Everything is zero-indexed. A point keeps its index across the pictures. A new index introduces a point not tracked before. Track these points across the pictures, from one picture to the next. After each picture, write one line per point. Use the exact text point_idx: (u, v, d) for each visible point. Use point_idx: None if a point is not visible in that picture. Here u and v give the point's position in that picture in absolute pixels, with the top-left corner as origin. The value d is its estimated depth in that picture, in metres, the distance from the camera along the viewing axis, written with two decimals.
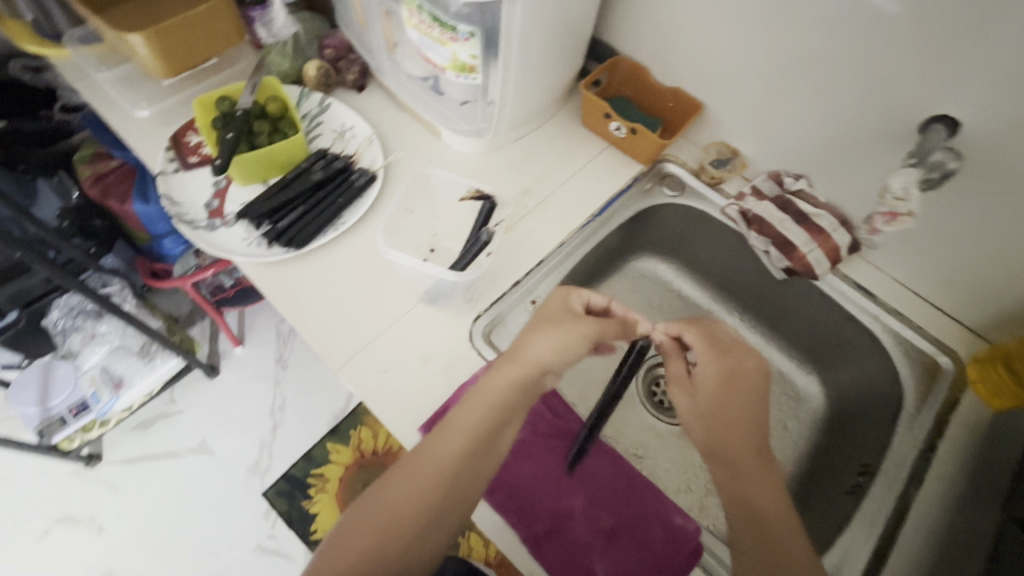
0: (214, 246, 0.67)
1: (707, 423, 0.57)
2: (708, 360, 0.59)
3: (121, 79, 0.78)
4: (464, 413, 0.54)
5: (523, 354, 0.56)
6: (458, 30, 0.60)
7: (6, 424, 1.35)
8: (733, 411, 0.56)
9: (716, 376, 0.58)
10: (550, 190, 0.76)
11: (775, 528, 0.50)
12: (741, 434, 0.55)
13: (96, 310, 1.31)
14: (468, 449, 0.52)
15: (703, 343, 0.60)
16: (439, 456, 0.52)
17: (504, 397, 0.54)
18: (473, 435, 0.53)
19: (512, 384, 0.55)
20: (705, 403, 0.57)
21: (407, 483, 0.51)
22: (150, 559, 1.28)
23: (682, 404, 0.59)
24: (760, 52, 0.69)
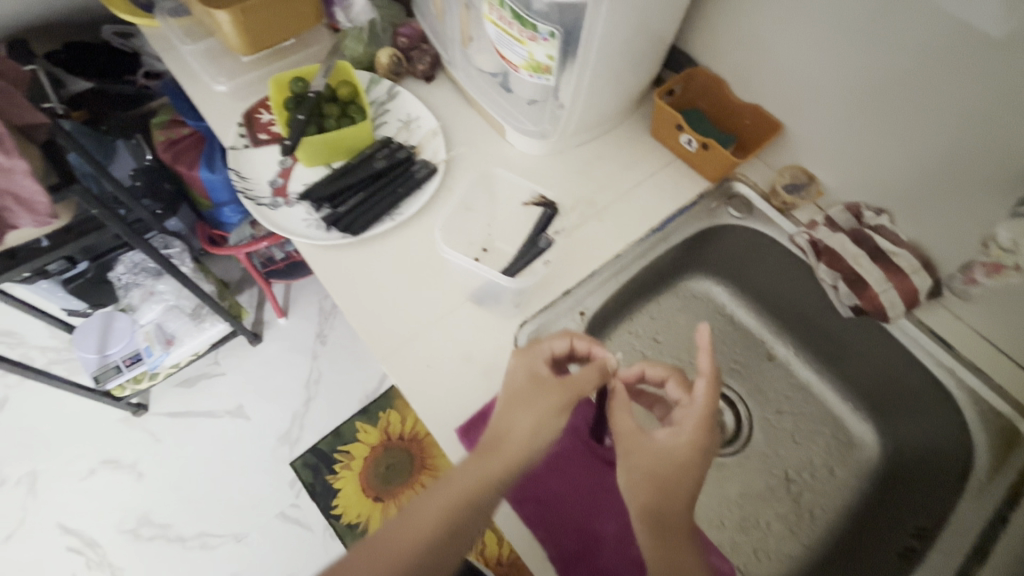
0: (275, 224, 0.68)
1: (655, 479, 0.53)
2: (693, 415, 0.55)
3: (204, 52, 0.81)
4: (431, 501, 0.49)
5: (510, 440, 0.52)
6: (538, 30, 0.59)
7: (67, 365, 1.44)
8: (679, 477, 0.53)
9: (691, 437, 0.54)
10: (610, 199, 0.74)
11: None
12: (678, 501, 0.52)
13: (156, 269, 1.38)
14: (428, 544, 0.47)
15: (701, 404, 0.55)
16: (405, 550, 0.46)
17: (479, 486, 0.49)
18: (437, 529, 0.47)
19: (488, 475, 0.50)
20: (675, 465, 0.53)
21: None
22: (181, 509, 1.34)
23: (644, 455, 0.54)
24: (847, 77, 0.65)
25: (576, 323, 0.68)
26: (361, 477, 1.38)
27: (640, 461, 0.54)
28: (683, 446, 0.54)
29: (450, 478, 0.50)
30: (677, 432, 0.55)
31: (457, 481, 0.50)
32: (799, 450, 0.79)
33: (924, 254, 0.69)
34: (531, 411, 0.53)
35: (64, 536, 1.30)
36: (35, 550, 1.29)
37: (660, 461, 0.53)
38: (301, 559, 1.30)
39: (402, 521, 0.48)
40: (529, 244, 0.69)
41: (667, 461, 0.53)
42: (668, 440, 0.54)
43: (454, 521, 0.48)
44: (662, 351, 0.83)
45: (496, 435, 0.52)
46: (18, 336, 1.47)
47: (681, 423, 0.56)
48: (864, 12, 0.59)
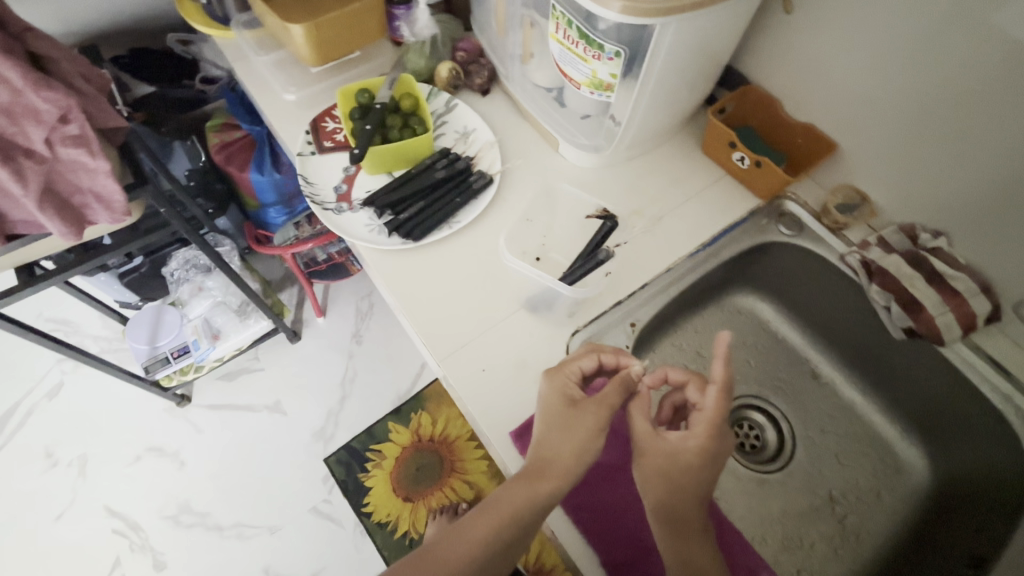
0: (341, 228, 0.72)
1: (665, 481, 0.54)
2: (703, 422, 0.55)
3: (275, 63, 0.85)
4: (479, 521, 0.53)
5: (552, 465, 0.54)
6: (604, 49, 0.60)
7: (118, 355, 1.51)
8: (688, 480, 0.54)
9: (700, 443, 0.55)
10: (660, 213, 0.75)
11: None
12: (688, 500, 0.54)
13: (206, 266, 1.43)
14: (476, 560, 0.52)
15: (709, 411, 0.55)
16: (456, 560, 0.52)
17: (521, 511, 0.53)
18: (483, 547, 0.52)
19: (531, 502, 0.53)
20: (684, 469, 0.54)
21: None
22: (219, 499, 1.38)
23: (654, 460, 0.55)
24: (901, 101, 0.65)
25: (626, 335, 0.70)
26: (392, 476, 1.41)
27: (652, 464, 0.55)
28: (693, 451, 0.55)
29: (496, 499, 0.54)
30: (688, 437, 0.55)
31: (503, 505, 0.53)
32: (844, 471, 0.78)
33: (983, 277, 0.68)
34: (569, 438, 0.55)
35: (109, 519, 1.36)
36: (82, 531, 1.35)
37: (670, 466, 0.54)
38: (332, 554, 1.33)
39: (454, 535, 0.54)
40: (587, 253, 0.70)
41: (677, 464, 0.54)
42: (677, 444, 0.55)
43: (500, 540, 0.53)
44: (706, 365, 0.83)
45: (540, 465, 0.54)
46: (73, 325, 1.54)
47: (693, 428, 0.56)
48: (924, 40, 0.60)
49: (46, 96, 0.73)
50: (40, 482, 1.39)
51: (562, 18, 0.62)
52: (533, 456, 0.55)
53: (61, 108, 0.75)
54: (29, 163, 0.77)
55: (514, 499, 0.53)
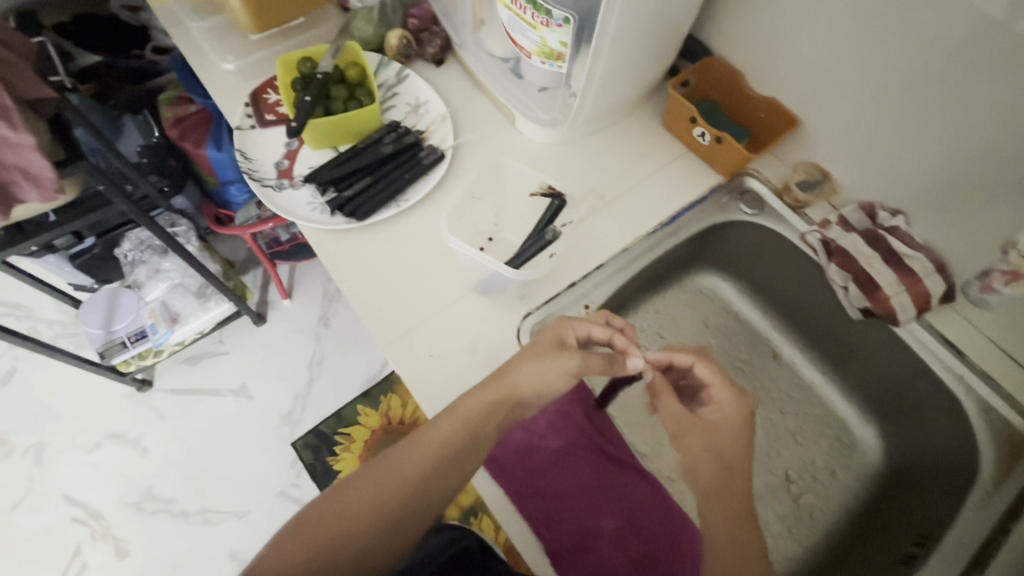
0: (281, 206, 0.68)
1: (717, 459, 0.53)
2: (719, 389, 0.55)
3: (212, 29, 0.79)
4: (437, 427, 0.52)
5: (510, 378, 0.55)
6: (552, 15, 0.57)
7: (74, 340, 1.45)
8: (736, 449, 0.54)
9: (733, 408, 0.55)
10: (617, 191, 0.73)
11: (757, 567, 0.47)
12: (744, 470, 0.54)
13: (161, 247, 1.37)
14: (435, 463, 0.51)
15: (717, 380, 0.55)
16: (411, 464, 0.51)
17: (479, 414, 0.53)
18: (442, 452, 0.51)
19: (491, 405, 0.54)
20: (727, 440, 0.54)
21: (366, 487, 0.49)
22: (184, 485, 1.36)
23: (697, 443, 0.55)
24: (866, 70, 0.63)
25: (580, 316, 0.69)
26: (361, 459, 1.39)
27: (696, 446, 0.54)
28: (726, 419, 0.55)
29: (453, 407, 0.54)
30: (714, 410, 0.56)
31: (462, 408, 0.54)
32: (800, 451, 0.79)
33: (939, 257, 0.67)
34: (543, 366, 0.55)
35: (69, 507, 1.32)
36: (41, 520, 1.31)
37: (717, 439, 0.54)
38: None
39: (411, 441, 0.52)
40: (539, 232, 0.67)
41: (720, 437, 0.54)
42: (711, 419, 0.56)
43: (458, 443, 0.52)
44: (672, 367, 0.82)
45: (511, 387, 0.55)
46: (25, 309, 1.48)
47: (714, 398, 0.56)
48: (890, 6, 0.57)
49: None
50: None
51: None
52: (498, 368, 0.56)
53: None
54: None
55: (473, 408, 0.53)
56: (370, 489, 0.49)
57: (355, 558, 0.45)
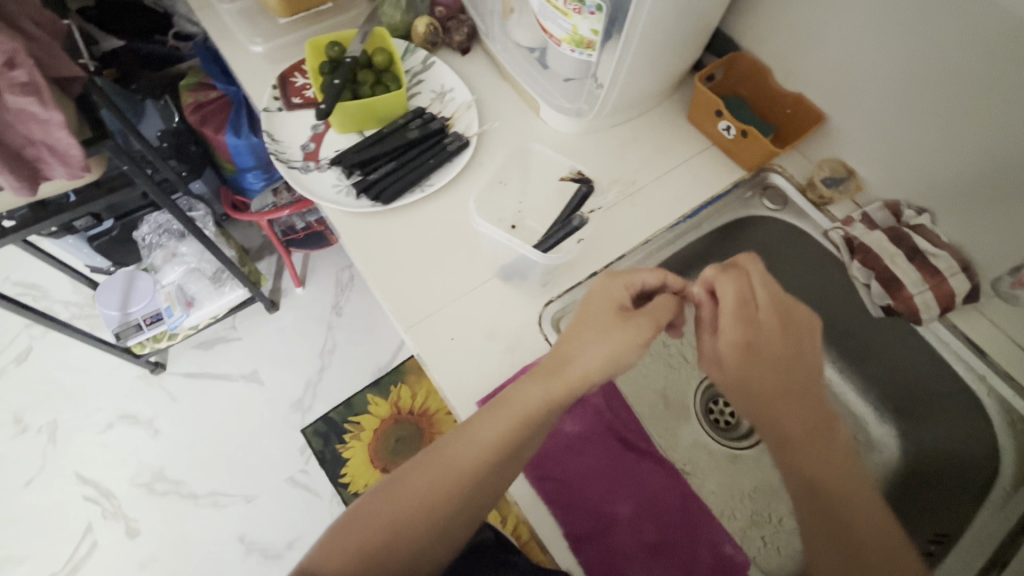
0: (306, 188, 0.68)
1: (743, 396, 0.56)
2: (727, 319, 0.56)
3: (240, 11, 0.79)
4: (493, 423, 0.54)
5: (575, 364, 0.55)
6: (585, 3, 0.57)
7: (90, 321, 1.47)
8: (758, 383, 0.54)
9: (732, 339, 0.56)
10: (640, 183, 0.73)
11: (836, 494, 0.50)
12: (789, 395, 0.54)
13: (179, 231, 1.39)
14: (492, 458, 0.53)
15: (730, 312, 0.56)
16: (465, 460, 0.53)
17: (539, 407, 0.54)
18: (496, 449, 0.53)
19: (551, 398, 0.54)
20: (744, 374, 0.55)
21: (424, 481, 0.53)
22: (194, 467, 1.37)
23: (718, 379, 0.58)
24: (897, 65, 0.62)
25: None
26: (370, 448, 1.40)
27: (722, 381, 0.57)
28: (734, 353, 0.56)
29: (512, 398, 0.55)
30: (722, 340, 0.57)
31: (514, 402, 0.54)
32: None
33: (964, 256, 0.67)
34: (609, 338, 0.55)
35: (81, 486, 1.34)
36: (52, 498, 1.32)
37: (742, 376, 0.55)
38: (307, 524, 1.33)
39: (452, 441, 0.54)
40: (565, 219, 0.67)
41: (735, 370, 0.56)
42: (723, 352, 0.57)
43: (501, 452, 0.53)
44: (691, 367, 0.82)
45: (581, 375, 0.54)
46: (42, 290, 1.50)
47: (722, 328, 0.57)
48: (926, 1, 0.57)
49: None
50: (9, 447, 1.36)
51: None
52: (558, 355, 0.56)
53: (6, 52, 0.69)
54: None
55: (531, 400, 0.54)
56: (426, 482, 0.53)
57: (413, 547, 0.50)
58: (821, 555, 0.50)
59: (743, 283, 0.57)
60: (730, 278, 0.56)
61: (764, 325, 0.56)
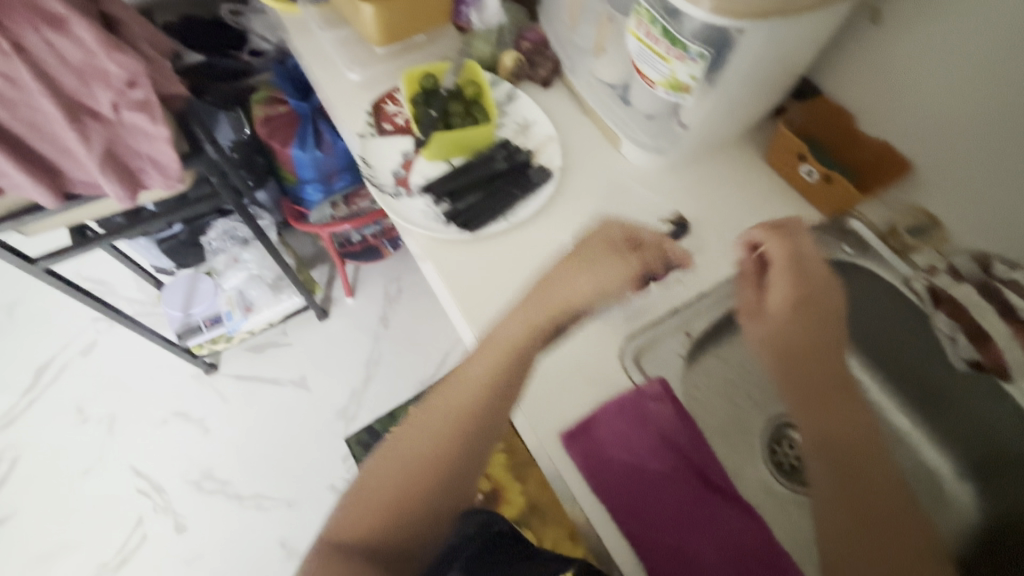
0: (399, 214, 0.71)
1: (775, 348, 0.59)
2: (777, 274, 0.61)
3: (339, 40, 0.83)
4: (478, 365, 0.58)
5: (557, 292, 0.59)
6: (688, 50, 0.58)
7: (152, 318, 1.53)
8: (797, 337, 0.58)
9: (779, 290, 0.60)
10: (719, 223, 0.74)
11: (863, 457, 0.52)
12: (820, 354, 0.58)
13: (242, 238, 1.44)
14: (483, 395, 0.57)
15: (783, 265, 0.61)
16: (457, 403, 0.57)
17: (521, 342, 0.57)
18: (484, 387, 0.57)
19: (533, 323, 0.58)
20: (782, 328, 0.59)
21: (424, 431, 0.56)
22: (241, 467, 1.41)
23: (753, 331, 0.62)
24: (987, 115, 0.63)
25: (681, 344, 0.67)
26: None
27: (756, 331, 0.61)
28: (778, 305, 0.60)
29: (495, 338, 0.58)
30: (773, 293, 0.61)
31: (497, 343, 0.58)
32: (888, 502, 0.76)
33: None
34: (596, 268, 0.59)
35: (134, 479, 1.39)
36: (107, 488, 1.38)
37: (772, 330, 0.60)
38: None
39: (446, 390, 0.58)
40: None
41: (774, 324, 0.60)
42: (771, 303, 0.61)
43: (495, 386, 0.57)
44: (758, 408, 0.81)
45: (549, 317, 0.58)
46: (110, 286, 1.57)
47: (773, 279, 0.61)
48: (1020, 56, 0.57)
49: (117, 58, 0.72)
50: (69, 436, 1.42)
51: (646, 15, 0.59)
52: (542, 281, 0.60)
53: (130, 73, 0.74)
54: (94, 124, 0.77)
55: (512, 330, 0.58)
56: (427, 433, 0.56)
57: (427, 494, 0.54)
58: (833, 512, 0.50)
59: (794, 243, 0.62)
60: (776, 238, 0.61)
61: (814, 281, 0.60)
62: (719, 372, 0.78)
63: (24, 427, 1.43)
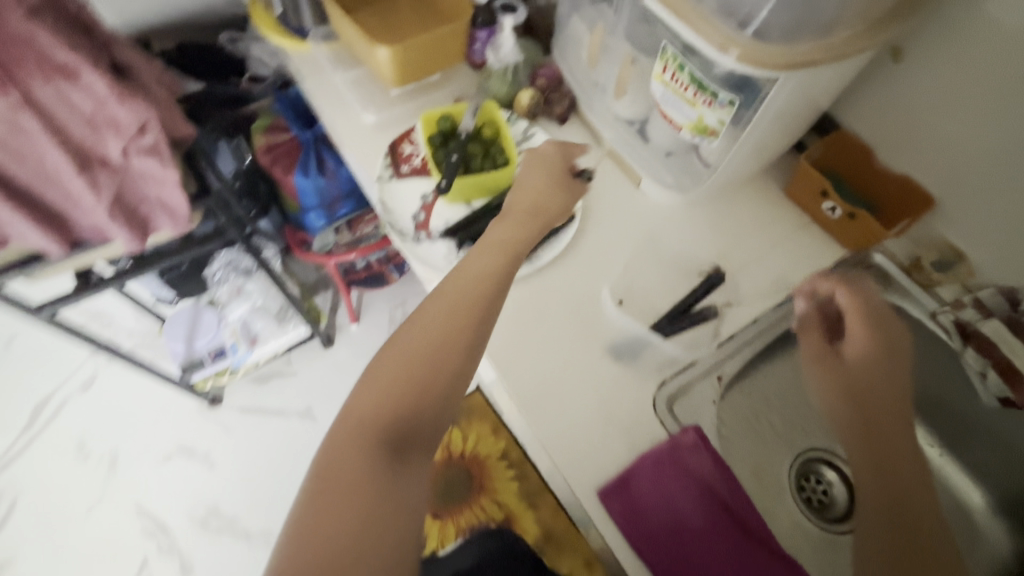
0: (422, 261, 0.70)
1: (847, 394, 0.58)
2: (853, 322, 0.61)
3: (352, 80, 0.82)
4: (483, 256, 0.58)
5: (517, 202, 0.64)
6: (717, 96, 0.57)
7: (152, 351, 1.49)
8: (869, 385, 0.58)
9: (858, 337, 0.60)
10: (744, 260, 0.73)
11: (910, 501, 0.50)
12: (894, 409, 0.56)
13: (248, 267, 1.40)
14: (490, 279, 0.56)
15: (855, 313, 0.61)
16: (461, 291, 0.55)
17: (517, 237, 0.61)
18: (493, 271, 0.57)
19: (513, 229, 0.62)
20: (854, 377, 0.58)
21: (433, 321, 0.53)
22: (248, 503, 1.37)
23: (822, 376, 0.60)
24: (1011, 149, 0.62)
25: (715, 390, 0.66)
26: None
27: (827, 376, 0.60)
28: (856, 351, 0.59)
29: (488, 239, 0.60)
30: (850, 340, 0.60)
31: (492, 242, 0.60)
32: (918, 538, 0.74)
33: None
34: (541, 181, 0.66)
35: (138, 519, 1.35)
36: (110, 529, 1.34)
37: (841, 379, 0.59)
38: None
39: (449, 283, 0.57)
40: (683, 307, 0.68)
41: (851, 373, 0.59)
42: (848, 350, 0.60)
43: (502, 266, 0.58)
44: (784, 443, 0.79)
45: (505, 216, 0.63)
46: (106, 318, 1.52)
47: (850, 327, 0.61)
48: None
49: (128, 107, 0.70)
50: (68, 476, 1.38)
51: (673, 60, 0.59)
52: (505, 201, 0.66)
53: (141, 120, 0.72)
54: (103, 172, 0.75)
55: (501, 231, 0.61)
56: (436, 325, 0.53)
57: (443, 387, 0.50)
58: (872, 549, 0.48)
59: (862, 295, 0.62)
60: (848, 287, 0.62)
61: (887, 332, 0.60)
62: (746, 409, 0.77)
63: (22, 469, 1.39)
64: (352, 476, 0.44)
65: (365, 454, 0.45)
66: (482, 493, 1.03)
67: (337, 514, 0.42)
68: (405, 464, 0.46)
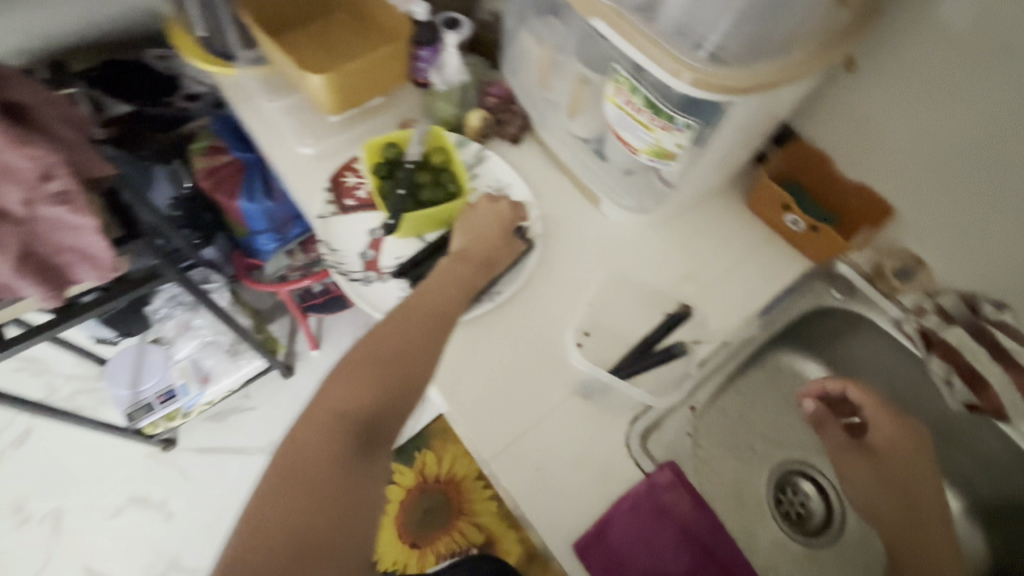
0: (372, 304, 0.66)
1: (885, 483, 0.64)
2: (878, 416, 0.65)
3: (287, 108, 0.76)
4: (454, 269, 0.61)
5: (468, 249, 0.63)
6: (674, 121, 0.54)
7: (94, 396, 1.38)
8: (905, 474, 0.64)
9: (887, 430, 0.65)
10: (711, 279, 0.71)
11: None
12: (924, 498, 0.62)
13: (193, 302, 1.32)
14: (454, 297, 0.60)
15: (876, 408, 0.65)
16: (430, 305, 0.58)
17: (474, 276, 0.62)
18: (460, 287, 0.60)
19: (464, 273, 0.61)
20: (891, 469, 0.64)
21: (403, 329, 0.55)
22: (211, 551, 1.29)
23: (856, 471, 0.66)
24: (965, 155, 0.61)
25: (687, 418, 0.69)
26: None
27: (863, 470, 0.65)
28: (885, 443, 0.65)
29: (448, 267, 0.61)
30: (876, 432, 0.66)
31: (451, 275, 0.61)
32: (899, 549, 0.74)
33: None
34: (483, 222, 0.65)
35: None
36: None
37: (877, 472, 0.65)
38: None
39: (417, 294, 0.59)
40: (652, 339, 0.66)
41: (887, 465, 0.65)
42: (876, 443, 0.66)
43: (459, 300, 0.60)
44: (762, 459, 0.78)
45: (461, 250, 0.63)
46: (42, 363, 1.41)
47: (875, 421, 0.65)
48: (999, 98, 0.56)
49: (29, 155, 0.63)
50: (8, 541, 1.27)
51: (625, 83, 0.56)
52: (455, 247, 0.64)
53: (44, 165, 0.65)
54: (5, 227, 0.67)
55: (455, 272, 0.61)
56: (403, 334, 0.55)
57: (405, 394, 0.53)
58: None
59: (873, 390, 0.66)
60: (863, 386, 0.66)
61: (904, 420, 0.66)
62: (721, 428, 0.75)
63: None
64: (314, 464, 0.47)
65: (337, 447, 0.48)
66: (461, 517, 1.09)
67: (304, 496, 0.46)
68: (368, 459, 0.49)
